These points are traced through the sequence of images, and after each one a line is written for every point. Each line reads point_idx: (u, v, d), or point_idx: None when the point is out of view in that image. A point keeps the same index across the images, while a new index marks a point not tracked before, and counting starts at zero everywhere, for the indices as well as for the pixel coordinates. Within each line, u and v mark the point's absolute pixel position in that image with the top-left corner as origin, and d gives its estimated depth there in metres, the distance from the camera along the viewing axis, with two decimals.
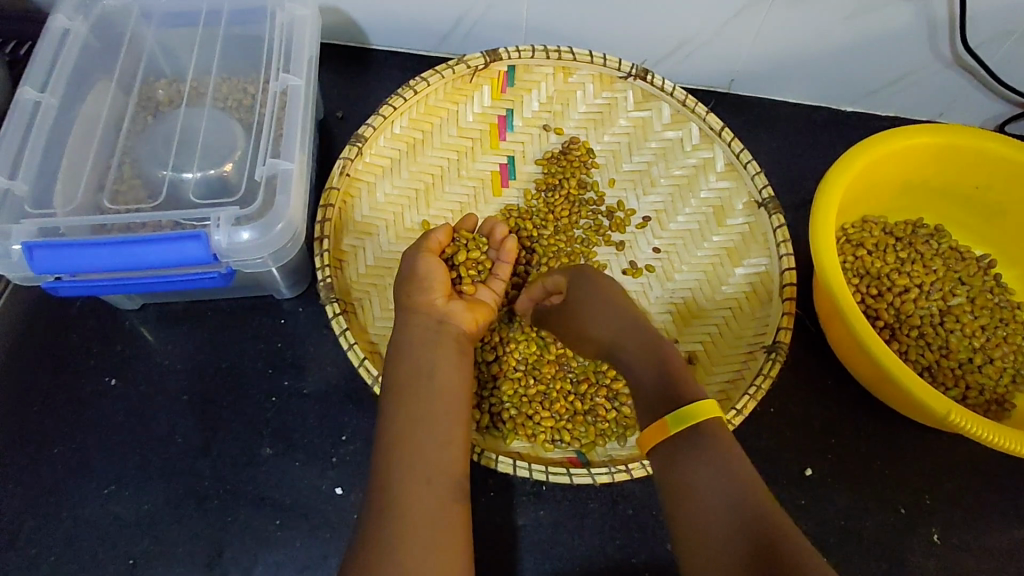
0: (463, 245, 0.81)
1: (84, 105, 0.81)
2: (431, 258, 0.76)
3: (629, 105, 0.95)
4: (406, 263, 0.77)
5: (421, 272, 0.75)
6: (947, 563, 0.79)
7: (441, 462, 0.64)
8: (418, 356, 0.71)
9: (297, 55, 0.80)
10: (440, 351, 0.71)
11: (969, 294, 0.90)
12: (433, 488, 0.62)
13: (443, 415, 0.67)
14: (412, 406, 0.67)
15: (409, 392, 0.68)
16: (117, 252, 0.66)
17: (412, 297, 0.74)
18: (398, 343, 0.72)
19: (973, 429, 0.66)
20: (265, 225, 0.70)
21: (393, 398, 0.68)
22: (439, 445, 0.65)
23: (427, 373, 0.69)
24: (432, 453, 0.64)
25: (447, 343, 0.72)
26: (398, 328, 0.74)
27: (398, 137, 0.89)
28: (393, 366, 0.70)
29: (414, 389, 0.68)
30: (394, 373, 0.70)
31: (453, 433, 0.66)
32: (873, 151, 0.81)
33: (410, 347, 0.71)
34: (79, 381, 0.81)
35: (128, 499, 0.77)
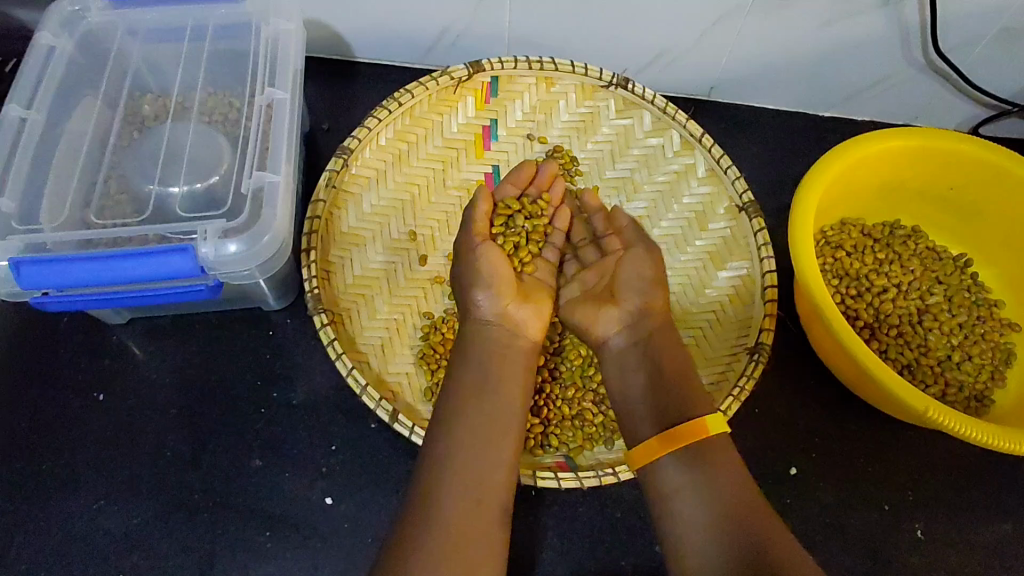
0: (521, 211, 0.84)
1: (71, 122, 0.81)
2: (494, 251, 0.77)
3: (611, 113, 0.97)
4: (463, 261, 0.77)
5: (487, 271, 0.76)
6: (930, 558, 0.80)
7: (488, 476, 0.65)
8: (485, 368, 0.72)
9: (282, 69, 0.81)
10: (506, 367, 0.73)
11: (946, 293, 0.92)
12: (477, 500, 0.63)
13: (496, 429, 0.68)
14: (470, 418, 0.68)
15: (470, 401, 0.69)
16: (103, 266, 0.67)
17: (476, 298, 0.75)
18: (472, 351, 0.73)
19: (950, 424, 0.68)
20: (252, 237, 0.70)
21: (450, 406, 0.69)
22: (481, 460, 0.66)
23: (494, 388, 0.71)
24: (482, 466, 0.65)
25: (512, 357, 0.74)
26: (466, 337, 0.75)
27: (384, 148, 0.91)
28: (462, 373, 0.72)
29: (464, 398, 0.70)
30: (457, 385, 0.71)
31: (501, 449, 0.67)
32: (848, 155, 0.83)
33: (482, 361, 0.73)
34: (68, 396, 0.81)
35: (118, 514, 0.77)
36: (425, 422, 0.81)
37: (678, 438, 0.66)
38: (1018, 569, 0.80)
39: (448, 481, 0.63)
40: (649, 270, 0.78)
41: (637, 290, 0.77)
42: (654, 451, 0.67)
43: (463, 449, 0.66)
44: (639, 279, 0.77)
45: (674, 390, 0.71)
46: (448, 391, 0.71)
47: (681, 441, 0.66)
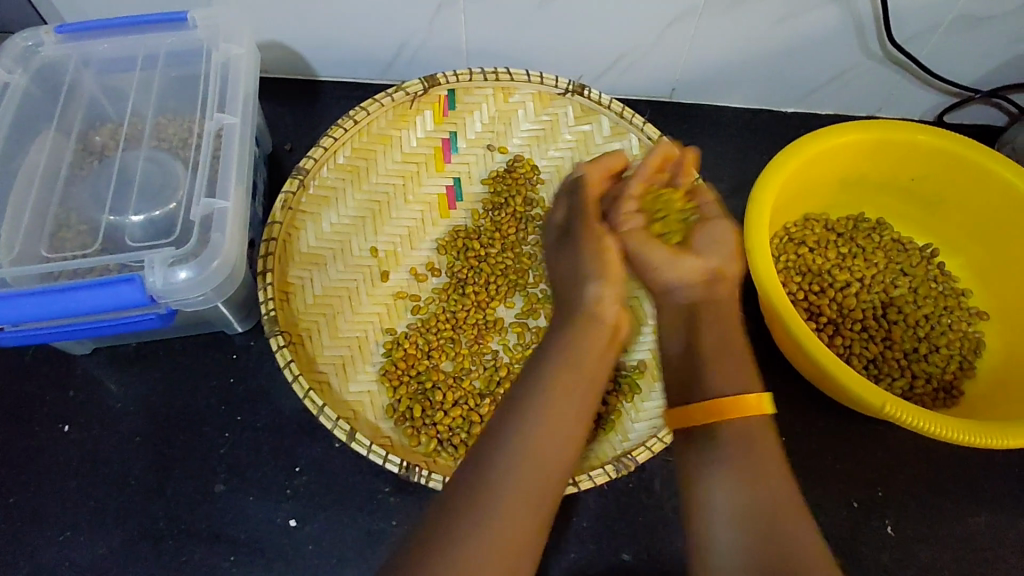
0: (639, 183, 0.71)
1: (27, 155, 0.82)
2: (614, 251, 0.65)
3: (570, 120, 0.97)
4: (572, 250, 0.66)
5: (584, 263, 0.64)
6: (901, 555, 0.79)
7: (559, 454, 0.55)
8: (569, 342, 0.60)
9: (232, 95, 0.82)
10: (586, 343, 0.60)
11: (911, 284, 0.92)
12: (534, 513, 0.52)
13: (578, 404, 0.57)
14: (550, 418, 0.56)
15: (558, 377, 0.58)
16: (51, 300, 0.67)
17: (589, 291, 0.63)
18: (570, 346, 0.59)
19: (905, 417, 0.68)
20: (201, 263, 0.70)
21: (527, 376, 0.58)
22: (551, 435, 0.55)
23: (586, 393, 0.59)
24: (555, 472, 0.54)
25: (591, 335, 0.61)
26: (569, 323, 0.62)
27: (342, 167, 0.91)
28: (558, 366, 0.58)
29: (546, 397, 0.56)
30: (534, 385, 0.57)
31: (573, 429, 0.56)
32: (803, 153, 0.83)
33: (579, 360, 0.59)
34: (34, 429, 0.82)
35: (84, 544, 0.77)
36: (388, 439, 0.80)
37: (715, 412, 0.60)
38: (990, 563, 0.79)
39: (510, 472, 0.52)
40: (729, 238, 0.69)
41: (722, 251, 0.68)
42: (692, 422, 0.61)
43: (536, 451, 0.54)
44: (721, 248, 0.68)
45: (723, 368, 0.62)
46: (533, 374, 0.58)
47: (719, 416, 0.59)
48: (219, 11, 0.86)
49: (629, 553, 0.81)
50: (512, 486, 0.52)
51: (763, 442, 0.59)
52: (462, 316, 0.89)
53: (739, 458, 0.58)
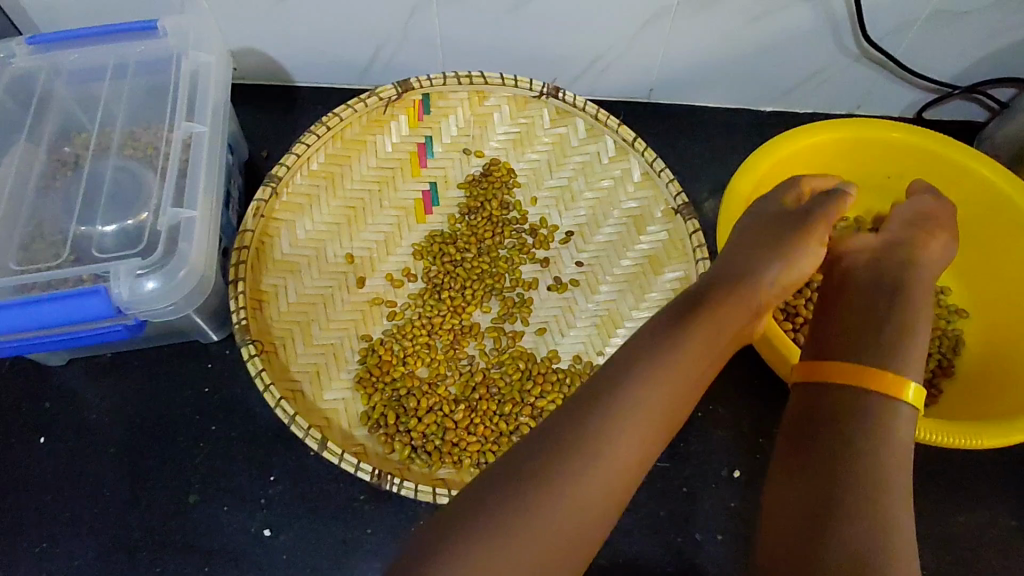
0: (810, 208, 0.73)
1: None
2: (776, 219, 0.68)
3: (546, 122, 0.97)
4: (757, 220, 0.68)
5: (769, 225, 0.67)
6: None
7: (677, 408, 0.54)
8: (728, 297, 0.60)
9: (201, 103, 0.81)
10: (739, 310, 0.60)
11: None
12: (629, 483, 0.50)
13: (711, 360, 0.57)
14: (665, 396, 0.53)
15: (705, 321, 0.57)
16: (16, 313, 0.67)
17: (763, 277, 0.62)
18: (710, 319, 0.58)
19: None
20: (168, 272, 0.70)
21: (680, 307, 0.58)
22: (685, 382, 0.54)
23: (710, 368, 0.57)
24: (656, 444, 0.52)
25: (746, 303, 0.61)
26: (732, 283, 0.61)
27: (315, 173, 0.91)
28: (709, 318, 0.58)
29: (677, 358, 0.54)
30: (678, 338, 0.55)
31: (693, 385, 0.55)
32: (776, 152, 0.83)
33: (722, 321, 0.58)
34: (8, 441, 0.81)
35: (58, 556, 0.76)
36: (362, 447, 0.80)
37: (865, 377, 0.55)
38: (969, 562, 0.79)
39: (637, 404, 0.51)
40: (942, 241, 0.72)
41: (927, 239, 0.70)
42: (827, 377, 0.57)
43: (652, 424, 0.51)
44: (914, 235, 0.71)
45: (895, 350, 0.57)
46: (676, 319, 0.57)
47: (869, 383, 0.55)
48: (189, 19, 0.86)
49: (607, 558, 0.81)
50: (615, 452, 0.49)
51: (900, 433, 0.52)
52: (437, 322, 0.89)
53: (865, 436, 0.51)
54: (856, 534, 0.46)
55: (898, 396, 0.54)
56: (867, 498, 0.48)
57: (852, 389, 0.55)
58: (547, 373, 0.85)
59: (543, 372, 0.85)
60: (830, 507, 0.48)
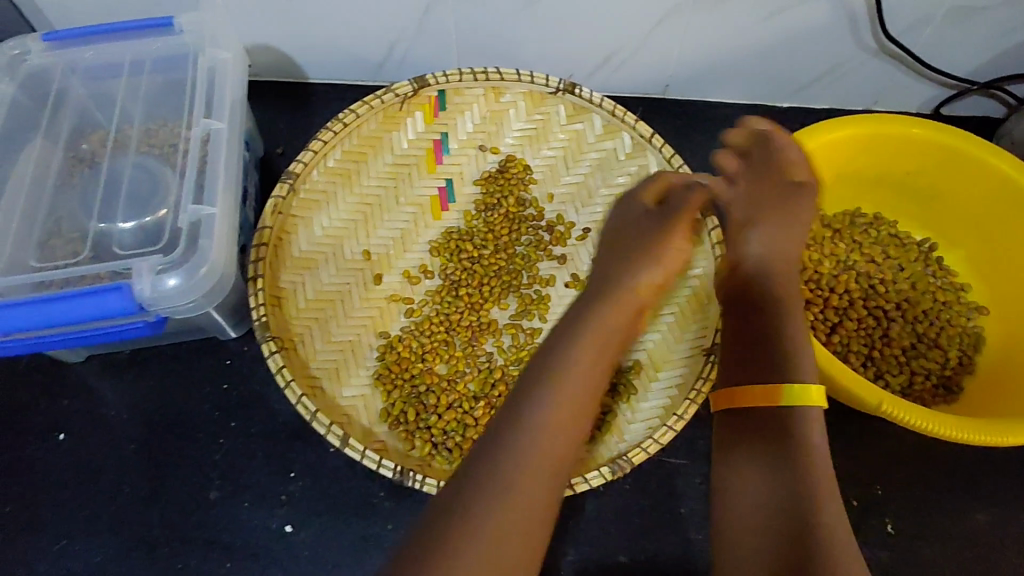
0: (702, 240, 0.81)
1: (17, 164, 0.82)
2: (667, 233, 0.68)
3: (562, 119, 0.96)
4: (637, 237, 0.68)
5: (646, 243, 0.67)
6: (902, 554, 0.78)
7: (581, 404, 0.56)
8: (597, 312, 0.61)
9: (219, 99, 0.81)
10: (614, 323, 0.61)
11: (910, 279, 0.91)
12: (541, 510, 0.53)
13: (601, 367, 0.58)
14: (568, 403, 0.55)
15: (581, 344, 0.58)
16: (38, 310, 0.67)
17: (627, 286, 0.64)
18: (596, 329, 0.59)
19: (903, 416, 0.67)
20: (190, 270, 0.70)
21: (560, 328, 0.60)
22: (580, 394, 0.56)
23: (603, 376, 0.58)
24: (564, 463, 0.54)
25: (620, 309, 0.62)
26: (606, 301, 0.62)
27: (332, 170, 0.90)
28: (585, 332, 0.59)
29: (580, 376, 0.56)
30: (568, 348, 0.58)
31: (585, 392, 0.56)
32: (796, 149, 0.83)
33: (602, 330, 0.59)
34: (28, 438, 0.81)
35: (78, 553, 0.77)
36: (381, 444, 0.80)
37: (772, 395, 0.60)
38: (991, 560, 0.78)
39: (540, 421, 0.54)
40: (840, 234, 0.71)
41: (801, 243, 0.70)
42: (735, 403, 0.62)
43: (555, 448, 0.53)
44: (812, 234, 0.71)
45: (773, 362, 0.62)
46: (560, 335, 0.59)
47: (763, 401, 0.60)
48: (205, 15, 0.85)
49: (627, 555, 0.81)
50: (529, 484, 0.52)
51: (813, 439, 0.58)
52: (454, 319, 0.89)
53: (796, 456, 0.57)
54: (811, 545, 0.53)
55: (784, 404, 0.59)
56: (806, 505, 0.55)
57: (760, 411, 0.60)
58: None
59: None
60: (783, 522, 0.54)
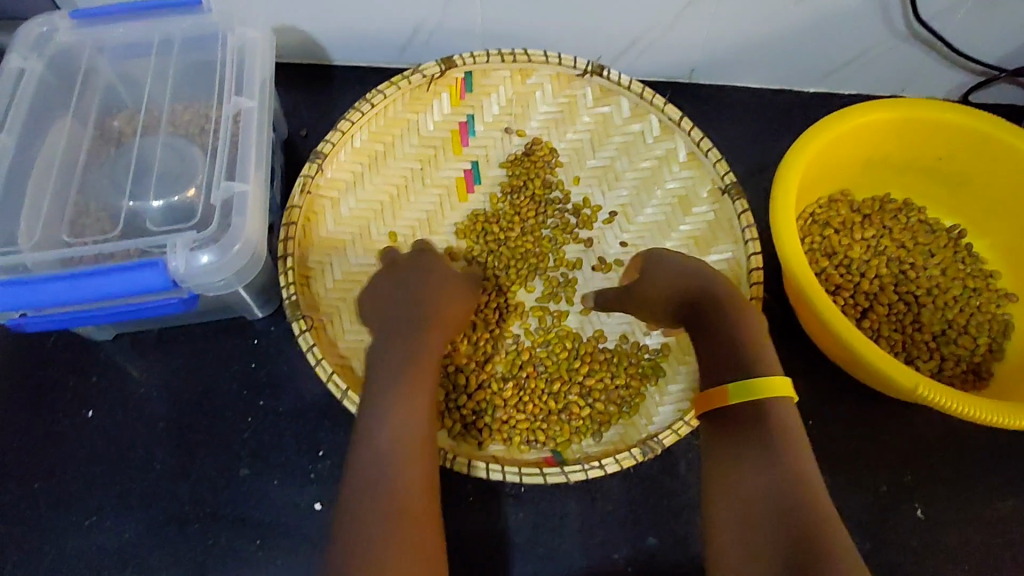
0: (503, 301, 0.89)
1: (45, 142, 0.82)
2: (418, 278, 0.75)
3: (588, 102, 0.95)
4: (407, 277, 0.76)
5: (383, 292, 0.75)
6: (932, 539, 0.78)
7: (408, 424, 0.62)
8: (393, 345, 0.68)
9: (249, 78, 0.81)
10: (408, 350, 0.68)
11: (940, 265, 0.90)
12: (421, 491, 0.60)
13: (413, 380, 0.65)
14: (404, 417, 0.63)
15: (373, 378, 0.66)
16: (74, 285, 0.67)
17: (441, 314, 0.73)
18: (400, 350, 0.67)
19: (940, 400, 0.67)
20: (223, 247, 0.70)
21: (379, 355, 0.68)
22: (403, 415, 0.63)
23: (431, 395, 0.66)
24: (428, 474, 0.61)
25: (415, 331, 0.70)
26: (423, 328, 0.70)
27: (359, 151, 0.90)
28: (391, 359, 0.67)
29: (397, 400, 0.63)
30: (394, 375, 0.65)
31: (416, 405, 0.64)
32: (829, 132, 0.82)
33: (395, 353, 0.67)
34: (57, 414, 0.82)
35: (108, 528, 0.77)
36: None
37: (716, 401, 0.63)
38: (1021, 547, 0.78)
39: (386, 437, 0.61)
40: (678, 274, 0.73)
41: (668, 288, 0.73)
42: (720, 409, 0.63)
43: (407, 458, 0.60)
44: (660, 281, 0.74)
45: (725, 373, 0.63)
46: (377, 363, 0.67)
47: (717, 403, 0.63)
48: None
49: (655, 537, 0.81)
50: (394, 488, 0.58)
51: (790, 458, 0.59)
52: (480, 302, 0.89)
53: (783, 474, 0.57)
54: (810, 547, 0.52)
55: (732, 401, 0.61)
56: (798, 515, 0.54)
57: (737, 410, 0.61)
58: (594, 353, 0.85)
59: (589, 352, 0.85)
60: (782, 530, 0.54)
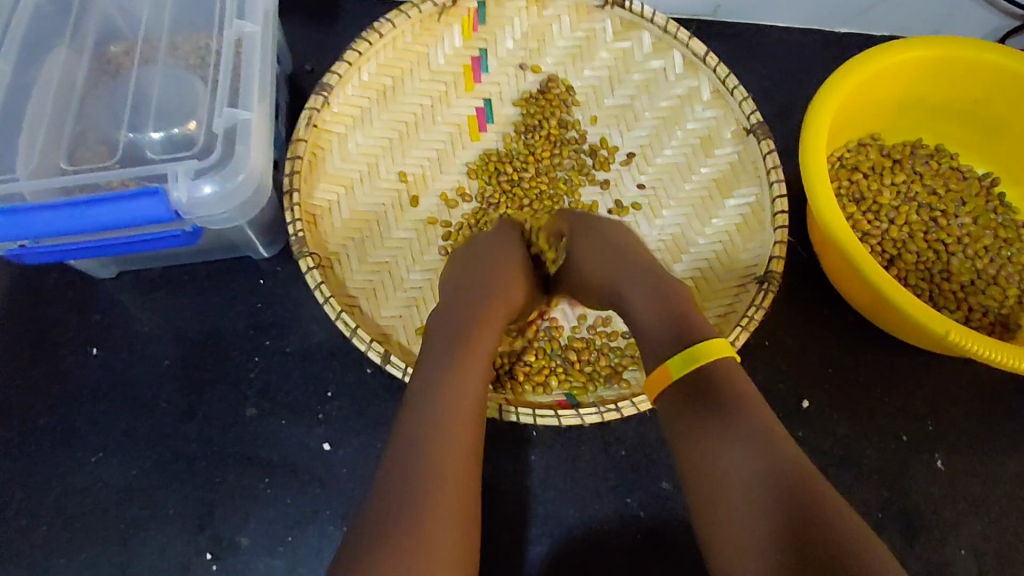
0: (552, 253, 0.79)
1: (41, 70, 0.79)
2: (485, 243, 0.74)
3: (608, 36, 0.90)
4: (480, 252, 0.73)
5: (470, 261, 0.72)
6: (952, 489, 0.77)
7: (455, 406, 0.56)
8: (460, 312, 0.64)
9: (251, 3, 0.76)
10: (469, 317, 0.64)
11: (971, 214, 0.86)
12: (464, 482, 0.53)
13: (470, 356, 0.61)
14: (452, 386, 0.58)
15: (429, 346, 0.62)
16: (73, 215, 0.64)
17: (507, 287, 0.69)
18: (455, 325, 0.63)
19: (976, 348, 0.64)
20: (226, 178, 0.67)
21: (442, 328, 0.63)
22: (449, 386, 0.57)
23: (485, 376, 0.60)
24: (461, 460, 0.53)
25: (480, 308, 0.65)
26: (483, 298, 0.67)
27: (367, 85, 0.86)
28: (452, 324, 0.63)
29: (442, 369, 0.59)
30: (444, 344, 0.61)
31: (469, 389, 0.58)
32: (864, 68, 0.77)
33: (456, 321, 0.63)
34: (61, 351, 0.80)
35: (116, 466, 0.76)
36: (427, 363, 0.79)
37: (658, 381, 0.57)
38: None
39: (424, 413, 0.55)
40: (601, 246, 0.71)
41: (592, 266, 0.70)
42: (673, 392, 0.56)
43: (447, 439, 0.54)
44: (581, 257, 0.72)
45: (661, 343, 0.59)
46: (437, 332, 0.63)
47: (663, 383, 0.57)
48: None
49: (669, 484, 0.80)
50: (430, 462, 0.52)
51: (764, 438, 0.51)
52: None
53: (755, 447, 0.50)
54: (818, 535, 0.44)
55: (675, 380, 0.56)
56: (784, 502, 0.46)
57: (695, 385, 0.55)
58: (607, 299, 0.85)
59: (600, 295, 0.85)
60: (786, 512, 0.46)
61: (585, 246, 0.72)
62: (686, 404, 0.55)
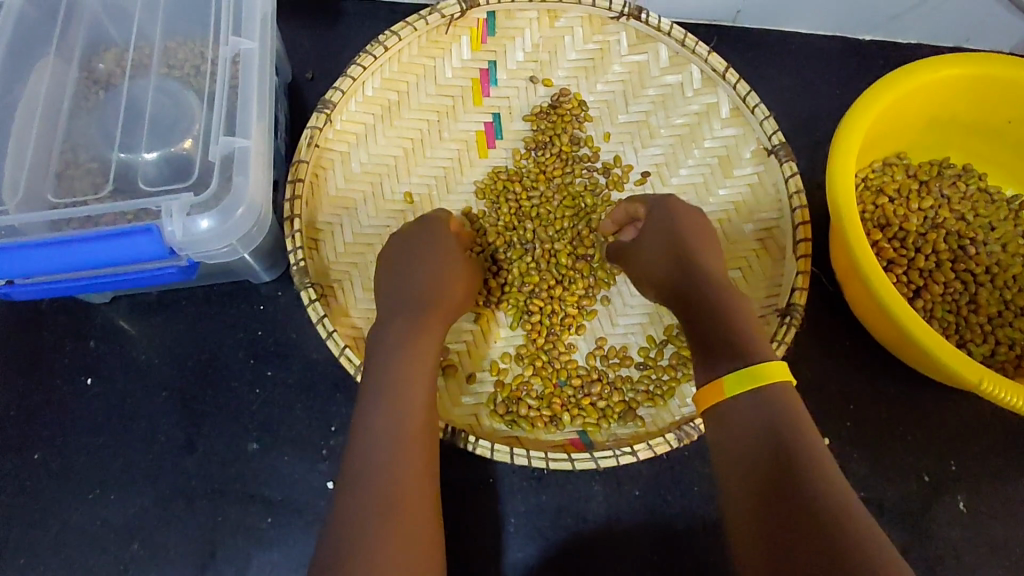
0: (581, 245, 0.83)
1: (26, 84, 0.74)
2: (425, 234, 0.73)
3: (623, 49, 0.86)
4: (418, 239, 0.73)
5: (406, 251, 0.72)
6: (972, 532, 0.75)
7: (396, 414, 0.59)
8: (399, 315, 0.66)
9: (247, 15, 0.72)
10: (405, 319, 0.66)
11: (1000, 239, 0.82)
12: (420, 493, 0.56)
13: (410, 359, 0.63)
14: (396, 392, 0.60)
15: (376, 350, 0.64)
16: (62, 254, 0.60)
17: (444, 284, 0.70)
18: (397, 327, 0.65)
19: (1005, 397, 0.61)
20: (224, 211, 0.64)
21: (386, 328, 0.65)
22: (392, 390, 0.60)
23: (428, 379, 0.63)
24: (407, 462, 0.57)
25: (415, 307, 0.67)
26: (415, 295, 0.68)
27: (371, 100, 0.82)
28: (398, 325, 0.65)
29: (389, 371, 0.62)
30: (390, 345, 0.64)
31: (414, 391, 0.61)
32: (897, 89, 0.73)
33: (395, 322, 0.65)
34: (55, 381, 0.77)
35: (114, 502, 0.74)
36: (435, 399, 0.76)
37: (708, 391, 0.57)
38: None
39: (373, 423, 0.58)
40: (691, 232, 0.71)
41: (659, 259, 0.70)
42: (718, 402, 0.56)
43: (386, 445, 0.57)
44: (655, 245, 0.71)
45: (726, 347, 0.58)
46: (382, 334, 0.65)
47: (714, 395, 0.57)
48: None
49: (682, 523, 0.78)
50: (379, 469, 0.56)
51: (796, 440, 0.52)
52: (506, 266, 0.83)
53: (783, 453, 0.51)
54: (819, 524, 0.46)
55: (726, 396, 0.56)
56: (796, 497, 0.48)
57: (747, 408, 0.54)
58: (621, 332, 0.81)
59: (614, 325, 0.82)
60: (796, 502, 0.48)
61: (657, 232, 0.72)
62: (729, 414, 0.55)
